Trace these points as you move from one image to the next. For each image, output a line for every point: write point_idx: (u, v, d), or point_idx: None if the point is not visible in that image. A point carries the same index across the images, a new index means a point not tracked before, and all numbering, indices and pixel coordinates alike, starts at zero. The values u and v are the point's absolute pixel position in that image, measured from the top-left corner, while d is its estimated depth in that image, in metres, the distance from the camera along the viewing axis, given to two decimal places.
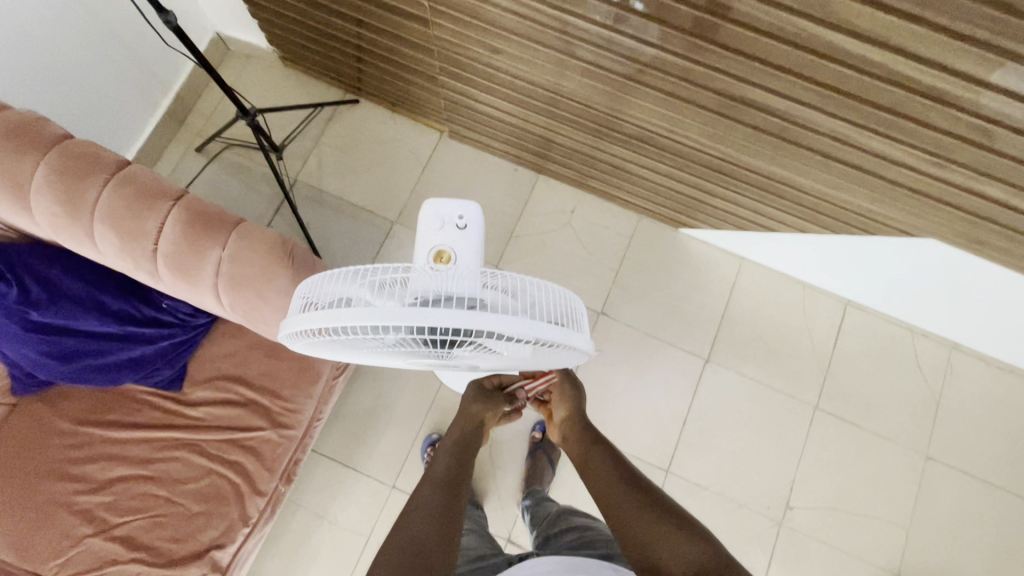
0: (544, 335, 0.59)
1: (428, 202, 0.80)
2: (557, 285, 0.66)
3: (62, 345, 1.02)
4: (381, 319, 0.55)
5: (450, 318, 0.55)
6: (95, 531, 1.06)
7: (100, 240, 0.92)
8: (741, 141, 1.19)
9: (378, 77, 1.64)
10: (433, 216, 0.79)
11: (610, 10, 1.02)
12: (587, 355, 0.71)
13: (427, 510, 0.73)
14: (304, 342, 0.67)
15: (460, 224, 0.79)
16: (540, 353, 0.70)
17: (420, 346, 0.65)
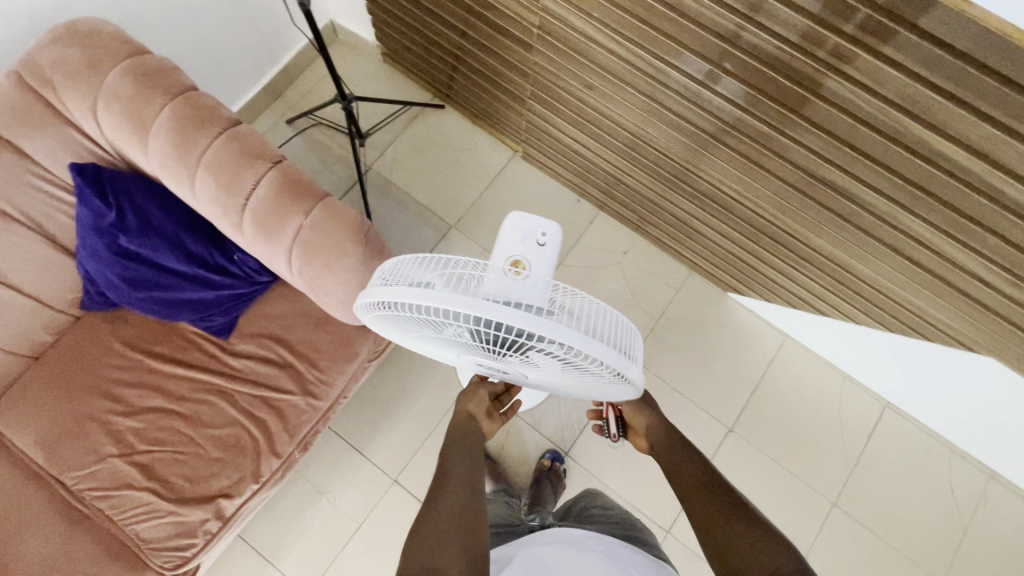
0: (602, 357, 0.61)
1: (515, 216, 0.92)
2: (620, 314, 0.68)
3: (139, 272, 1.10)
4: (454, 304, 0.59)
5: (521, 319, 0.57)
6: (120, 452, 1.12)
7: (199, 185, 0.99)
8: (813, 220, 1.20)
9: (469, 89, 1.72)
10: (517, 229, 0.92)
11: (711, 69, 1.06)
12: (633, 390, 0.72)
13: (450, 503, 0.76)
14: (370, 313, 0.71)
15: (541, 241, 0.91)
16: (588, 377, 0.72)
17: (477, 343, 0.68)
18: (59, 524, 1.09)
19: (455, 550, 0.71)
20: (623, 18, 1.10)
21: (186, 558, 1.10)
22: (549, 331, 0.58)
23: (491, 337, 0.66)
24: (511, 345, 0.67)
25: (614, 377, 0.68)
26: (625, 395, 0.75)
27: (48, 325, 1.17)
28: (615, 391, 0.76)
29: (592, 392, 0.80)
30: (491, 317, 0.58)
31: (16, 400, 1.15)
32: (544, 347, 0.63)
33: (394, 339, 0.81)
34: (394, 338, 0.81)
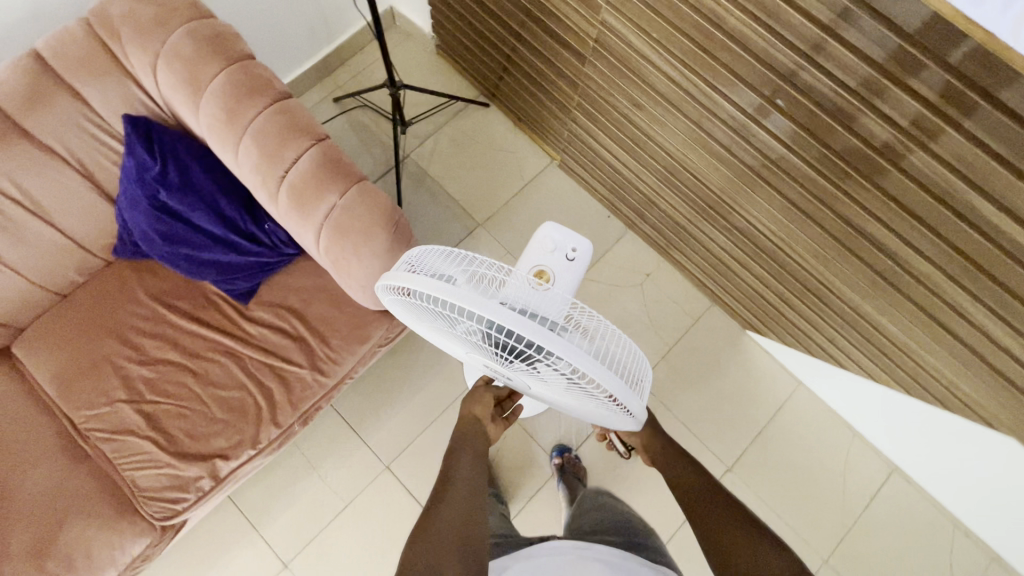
0: (607, 385, 0.60)
1: (549, 226, 0.92)
2: (633, 345, 0.68)
3: (173, 229, 1.12)
4: (472, 305, 0.58)
5: (534, 332, 0.57)
6: (129, 399, 1.15)
7: (241, 151, 1.01)
8: (846, 271, 1.17)
9: (516, 91, 1.73)
10: (547, 240, 0.91)
11: (764, 105, 1.04)
12: (632, 422, 0.72)
13: (453, 507, 0.75)
14: (387, 294, 0.71)
15: (570, 255, 0.91)
16: (591, 400, 0.71)
17: (489, 345, 0.68)
18: (62, 459, 1.12)
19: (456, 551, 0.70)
20: (681, 43, 1.09)
21: (176, 511, 1.12)
22: (560, 348, 0.57)
23: (501, 342, 0.66)
24: (519, 354, 0.67)
25: (615, 404, 0.67)
26: (623, 424, 0.75)
27: (79, 266, 1.20)
28: (613, 419, 0.75)
29: (591, 415, 0.80)
30: (505, 323, 0.58)
31: (40, 333, 1.19)
32: (553, 362, 0.63)
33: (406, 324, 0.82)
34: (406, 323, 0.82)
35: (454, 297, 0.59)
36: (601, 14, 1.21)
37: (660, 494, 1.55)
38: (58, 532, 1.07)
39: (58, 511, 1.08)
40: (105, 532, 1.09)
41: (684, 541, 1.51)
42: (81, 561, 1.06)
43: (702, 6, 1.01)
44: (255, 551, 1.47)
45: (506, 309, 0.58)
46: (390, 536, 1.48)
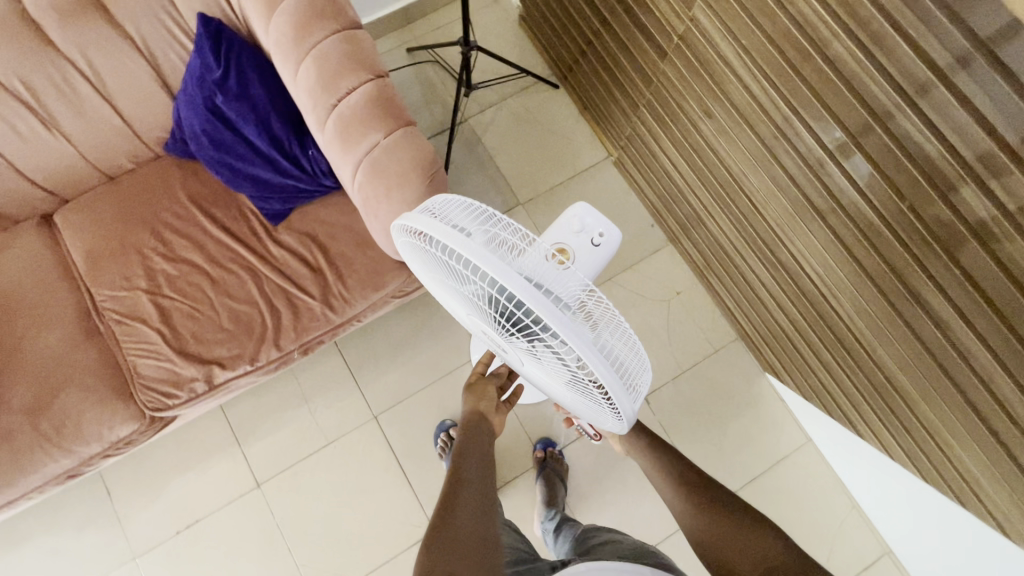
0: (603, 379, 0.58)
1: (581, 205, 0.88)
2: (639, 344, 0.65)
3: (222, 136, 1.14)
4: (484, 263, 0.56)
5: (540, 305, 0.54)
6: (147, 289, 1.18)
7: (301, 72, 1.01)
8: (889, 334, 1.09)
9: (588, 77, 1.68)
10: (577, 220, 0.88)
11: (845, 140, 0.97)
12: (619, 423, 0.69)
13: (468, 511, 0.75)
14: (404, 236, 0.69)
15: (596, 240, 0.88)
16: (583, 393, 0.69)
17: (491, 311, 0.65)
18: (75, 329, 1.17)
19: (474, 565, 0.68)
20: (771, 56, 1.03)
21: (165, 406, 1.15)
22: (564, 330, 0.55)
23: (506, 311, 0.64)
24: (521, 328, 0.65)
25: (607, 402, 0.64)
26: (610, 425, 0.73)
27: (131, 154, 1.24)
28: (601, 416, 0.73)
29: (579, 408, 0.77)
30: (514, 291, 0.55)
31: (82, 208, 1.23)
32: (553, 342, 0.60)
33: (416, 273, 0.80)
34: (417, 271, 0.80)
35: (469, 252, 0.56)
36: (694, 11, 1.16)
37: (646, 500, 1.52)
38: (56, 396, 1.12)
39: (61, 377, 1.14)
40: (98, 408, 1.13)
41: (679, 545, 1.49)
42: (71, 429, 1.11)
43: (803, 21, 0.95)
44: (233, 464, 1.51)
45: (519, 277, 0.56)
46: (362, 484, 1.50)
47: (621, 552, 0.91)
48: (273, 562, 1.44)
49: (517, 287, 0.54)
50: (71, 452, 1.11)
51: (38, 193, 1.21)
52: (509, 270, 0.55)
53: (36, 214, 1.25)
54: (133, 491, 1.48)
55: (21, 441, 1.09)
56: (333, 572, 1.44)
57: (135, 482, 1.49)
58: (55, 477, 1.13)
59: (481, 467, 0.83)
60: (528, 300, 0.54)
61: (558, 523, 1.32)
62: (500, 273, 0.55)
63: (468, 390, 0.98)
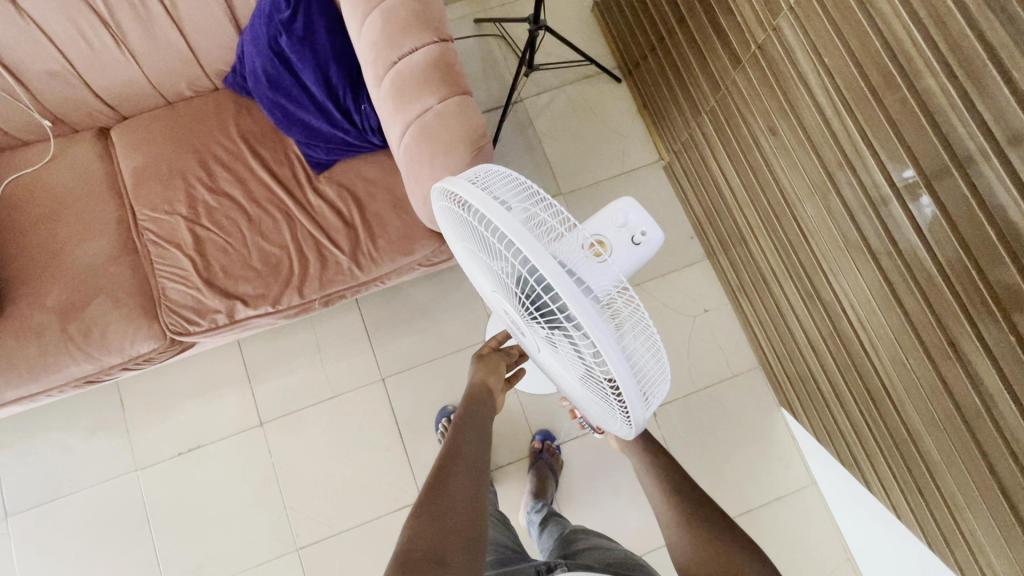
0: (620, 380, 0.56)
1: (628, 201, 0.85)
2: (663, 353, 0.63)
3: (281, 77, 1.14)
4: (519, 240, 0.54)
5: (569, 294, 0.52)
6: (187, 216, 1.21)
7: (366, 24, 0.99)
8: (921, 390, 1.04)
9: (654, 76, 1.63)
10: (621, 215, 0.85)
11: (918, 182, 0.91)
12: (626, 429, 0.67)
13: (460, 488, 0.74)
14: (443, 201, 0.68)
15: (636, 238, 0.85)
16: (595, 392, 0.67)
17: (518, 291, 0.64)
18: (113, 243, 1.21)
19: (457, 552, 0.66)
20: (854, 81, 0.97)
21: (187, 331, 1.18)
22: (588, 322, 0.53)
23: (532, 294, 0.63)
24: (544, 313, 0.63)
25: (618, 404, 0.63)
26: (617, 428, 0.71)
27: (191, 82, 1.26)
28: (609, 418, 0.71)
29: (588, 405, 0.76)
30: (544, 273, 0.54)
31: (137, 128, 1.26)
32: (574, 333, 0.58)
33: (448, 240, 0.79)
34: (449, 239, 0.79)
35: (505, 226, 0.55)
36: (779, 21, 1.10)
37: (636, 511, 1.51)
38: (87, 303, 1.17)
39: (95, 286, 1.18)
40: (123, 322, 1.17)
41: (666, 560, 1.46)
42: (96, 336, 1.16)
43: (897, 48, 0.89)
44: (241, 400, 1.55)
45: (552, 260, 0.54)
46: (358, 442, 1.52)
47: (609, 561, 0.90)
48: (264, 499, 1.49)
49: (548, 270, 0.53)
50: (94, 358, 1.16)
51: (99, 106, 1.25)
52: (543, 251, 0.54)
53: (94, 126, 1.28)
54: (144, 406, 1.54)
55: (49, 340, 1.14)
56: (317, 519, 1.47)
57: (148, 398, 1.54)
58: (74, 380, 1.18)
59: (479, 446, 0.82)
60: (556, 285, 0.53)
61: (543, 516, 1.30)
62: (534, 253, 0.53)
63: (478, 368, 0.97)
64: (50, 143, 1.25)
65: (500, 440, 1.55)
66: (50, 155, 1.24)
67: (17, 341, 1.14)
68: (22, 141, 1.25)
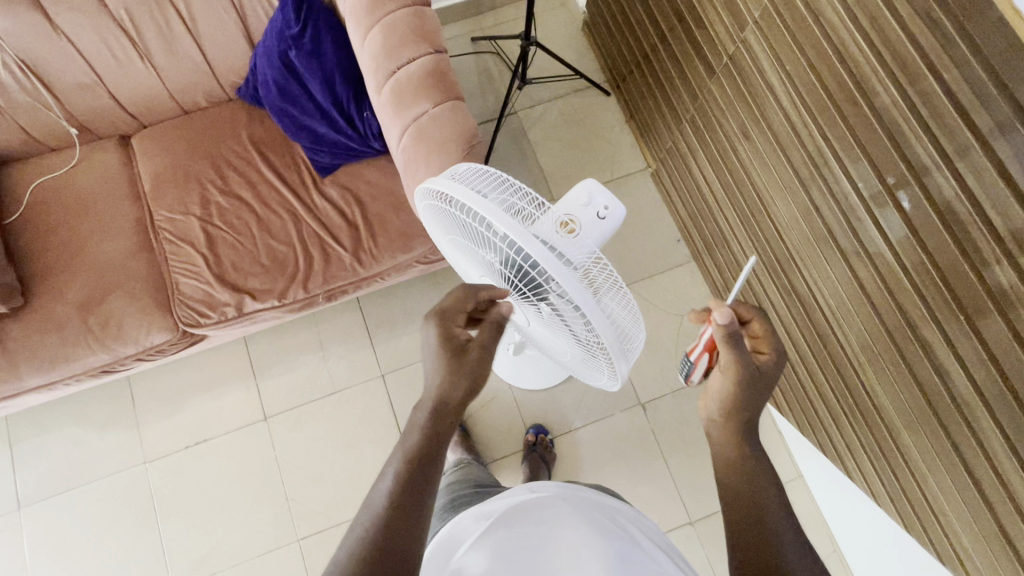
0: (605, 337, 0.63)
1: (590, 181, 0.72)
2: (637, 309, 0.70)
3: (289, 87, 1.23)
4: (503, 226, 0.60)
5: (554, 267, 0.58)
6: (200, 216, 1.30)
7: (368, 39, 1.09)
8: (891, 375, 1.10)
9: (639, 88, 1.73)
10: (582, 194, 0.72)
11: (882, 191, 0.98)
12: (612, 381, 0.75)
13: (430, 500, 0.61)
14: (426, 200, 0.73)
15: (600, 215, 0.72)
16: (584, 352, 0.74)
17: (507, 271, 0.70)
18: (131, 242, 1.29)
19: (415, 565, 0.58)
20: (814, 87, 1.05)
21: (198, 324, 1.26)
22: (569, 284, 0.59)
23: (519, 272, 0.68)
24: (532, 287, 0.70)
25: (605, 360, 0.70)
26: (604, 381, 0.78)
27: (207, 94, 1.36)
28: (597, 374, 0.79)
29: (577, 366, 0.84)
30: (530, 251, 0.59)
31: (156, 135, 1.35)
32: (562, 301, 0.65)
33: (433, 236, 0.85)
34: (434, 234, 0.84)
35: (489, 213, 0.60)
36: (746, 34, 1.19)
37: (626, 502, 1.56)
38: (107, 297, 1.25)
39: (113, 281, 1.26)
40: (138, 315, 1.25)
41: None
42: (113, 329, 1.23)
43: (848, 56, 0.97)
44: (247, 395, 1.61)
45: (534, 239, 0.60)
46: (358, 435, 1.58)
47: None
48: (268, 489, 1.54)
49: (534, 249, 0.59)
50: (111, 349, 1.23)
51: (121, 116, 1.34)
52: (527, 233, 0.59)
53: (116, 134, 1.38)
54: (153, 401, 1.60)
55: (70, 331, 1.22)
56: (319, 511, 1.53)
57: (157, 394, 1.61)
58: (91, 370, 1.25)
59: None
60: (541, 260, 0.59)
61: None
62: (519, 235, 0.59)
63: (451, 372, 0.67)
64: (75, 150, 1.34)
65: (496, 434, 1.62)
66: (75, 160, 1.33)
67: (40, 333, 1.22)
68: (49, 148, 1.34)
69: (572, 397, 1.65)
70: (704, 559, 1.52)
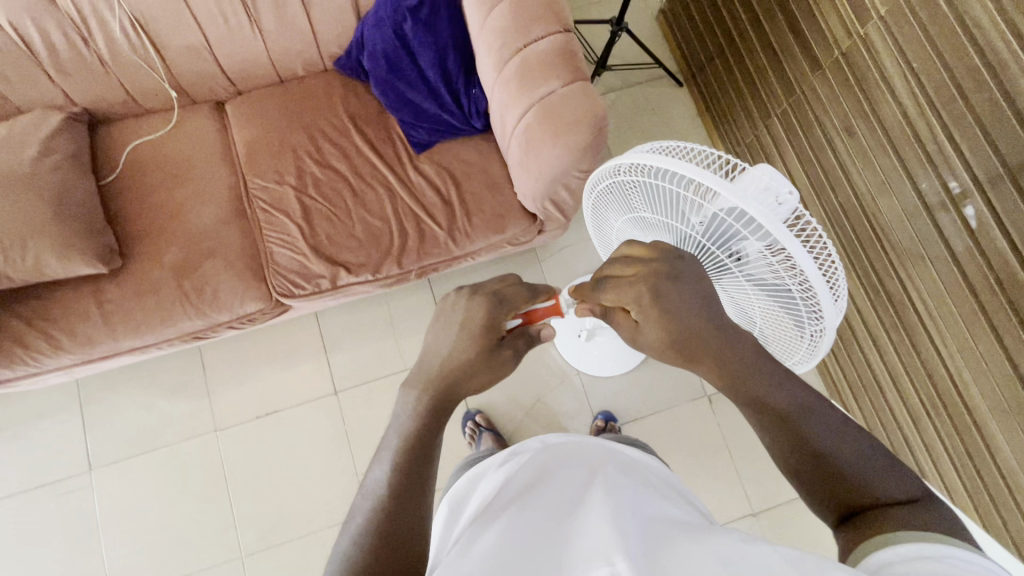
0: (815, 282, 0.58)
1: (768, 165, 0.68)
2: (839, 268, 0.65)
3: (400, 60, 1.23)
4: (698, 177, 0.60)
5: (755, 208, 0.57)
6: (296, 186, 1.29)
7: (495, 15, 1.09)
8: (990, 372, 1.11)
9: (719, 79, 1.71)
10: (756, 182, 0.68)
11: (1001, 174, 0.99)
12: (812, 352, 0.69)
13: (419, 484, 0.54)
14: (604, 175, 0.76)
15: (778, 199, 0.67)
16: (782, 314, 0.69)
17: (693, 233, 0.70)
18: (226, 209, 1.28)
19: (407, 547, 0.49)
20: (942, 84, 1.06)
21: (292, 294, 1.25)
22: (782, 235, 0.57)
23: (711, 229, 0.67)
24: (725, 246, 0.67)
25: (811, 318, 0.65)
26: (799, 356, 0.73)
27: (306, 63, 1.35)
28: (793, 345, 0.73)
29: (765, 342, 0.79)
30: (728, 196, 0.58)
31: (252, 102, 1.35)
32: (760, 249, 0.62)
33: (599, 213, 0.87)
34: (600, 212, 0.87)
35: (684, 168, 0.61)
36: (869, 29, 1.19)
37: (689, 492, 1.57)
38: (202, 263, 1.24)
39: (209, 247, 1.25)
40: (234, 284, 1.24)
41: None
42: (209, 296, 1.23)
43: (989, 51, 0.97)
44: (316, 369, 1.61)
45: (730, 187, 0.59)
46: None
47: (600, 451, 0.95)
48: (337, 463, 1.55)
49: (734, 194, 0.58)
50: (205, 315, 1.23)
51: (221, 81, 1.33)
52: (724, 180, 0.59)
53: (212, 99, 1.37)
54: (224, 371, 1.61)
55: (166, 296, 1.22)
56: None
57: (226, 363, 1.61)
58: (184, 335, 1.25)
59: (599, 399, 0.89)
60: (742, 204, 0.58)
61: None
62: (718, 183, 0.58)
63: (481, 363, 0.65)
64: (173, 113, 1.34)
65: (561, 419, 1.62)
66: (171, 124, 1.32)
67: (135, 295, 1.21)
68: (145, 110, 1.34)
69: (638, 385, 1.66)
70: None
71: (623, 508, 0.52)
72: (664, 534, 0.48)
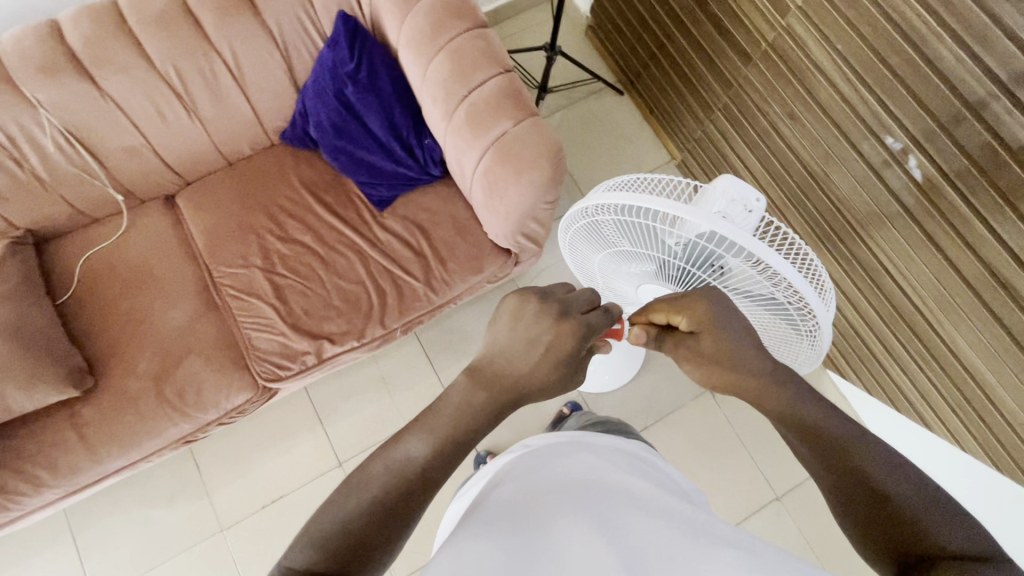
0: (801, 289, 0.58)
1: (728, 178, 0.70)
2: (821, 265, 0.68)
3: (347, 123, 1.22)
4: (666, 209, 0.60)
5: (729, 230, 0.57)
6: (263, 267, 1.25)
7: (432, 67, 1.10)
8: (971, 319, 1.14)
9: (657, 83, 1.77)
10: (723, 193, 0.69)
11: (936, 131, 1.04)
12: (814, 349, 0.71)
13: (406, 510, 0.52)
14: (574, 217, 0.76)
15: (747, 206, 0.69)
16: (777, 319, 0.70)
17: (674, 258, 0.70)
18: (194, 303, 1.24)
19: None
20: (866, 57, 1.11)
21: (279, 376, 1.21)
22: (757, 249, 0.57)
23: (689, 253, 0.68)
24: (706, 266, 0.68)
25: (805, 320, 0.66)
26: (803, 354, 0.74)
27: (252, 142, 1.33)
28: (795, 344, 0.74)
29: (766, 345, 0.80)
30: (699, 223, 0.59)
31: (203, 190, 1.32)
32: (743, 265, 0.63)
33: (577, 251, 0.88)
34: (577, 249, 0.87)
35: (649, 203, 0.61)
36: (788, 19, 1.24)
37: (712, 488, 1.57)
38: (179, 363, 1.19)
39: (183, 346, 1.21)
40: (216, 379, 1.20)
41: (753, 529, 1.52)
42: (192, 396, 1.18)
43: (901, 21, 1.02)
44: (315, 444, 1.56)
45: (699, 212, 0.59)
46: None
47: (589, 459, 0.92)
48: None
49: (704, 219, 0.58)
50: (191, 418, 1.18)
51: (166, 175, 1.30)
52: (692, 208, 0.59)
53: (161, 194, 1.34)
54: (220, 465, 1.54)
55: (146, 406, 1.16)
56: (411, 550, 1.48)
57: (221, 457, 1.55)
58: (173, 442, 1.19)
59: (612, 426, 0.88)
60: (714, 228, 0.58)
61: None
62: (687, 212, 0.59)
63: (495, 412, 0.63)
64: (122, 217, 1.30)
65: None
66: (124, 228, 1.29)
67: (112, 410, 1.15)
68: (94, 218, 1.30)
69: (641, 393, 1.66)
70: (797, 534, 1.52)
71: (614, 512, 0.47)
72: (658, 546, 0.43)
